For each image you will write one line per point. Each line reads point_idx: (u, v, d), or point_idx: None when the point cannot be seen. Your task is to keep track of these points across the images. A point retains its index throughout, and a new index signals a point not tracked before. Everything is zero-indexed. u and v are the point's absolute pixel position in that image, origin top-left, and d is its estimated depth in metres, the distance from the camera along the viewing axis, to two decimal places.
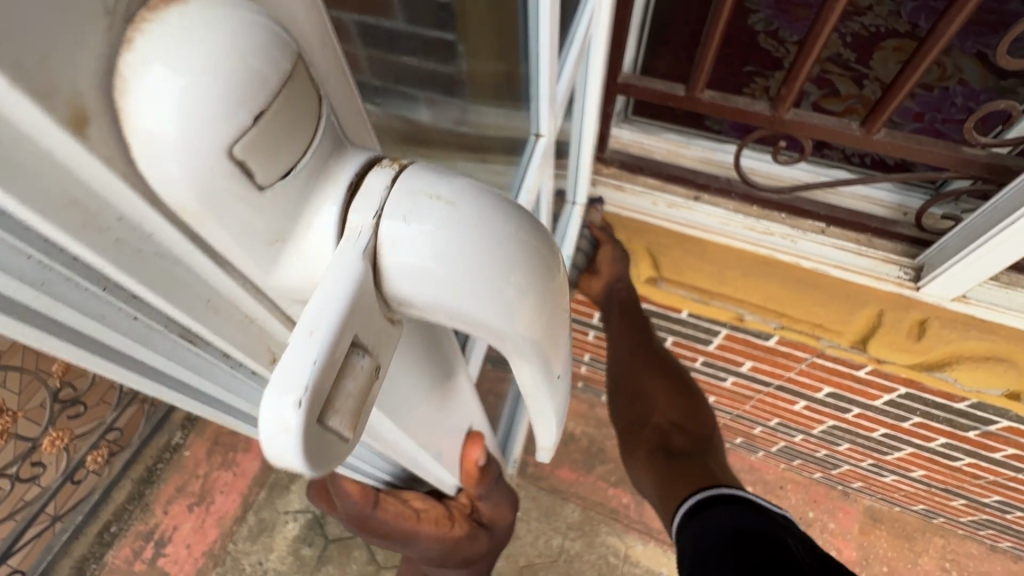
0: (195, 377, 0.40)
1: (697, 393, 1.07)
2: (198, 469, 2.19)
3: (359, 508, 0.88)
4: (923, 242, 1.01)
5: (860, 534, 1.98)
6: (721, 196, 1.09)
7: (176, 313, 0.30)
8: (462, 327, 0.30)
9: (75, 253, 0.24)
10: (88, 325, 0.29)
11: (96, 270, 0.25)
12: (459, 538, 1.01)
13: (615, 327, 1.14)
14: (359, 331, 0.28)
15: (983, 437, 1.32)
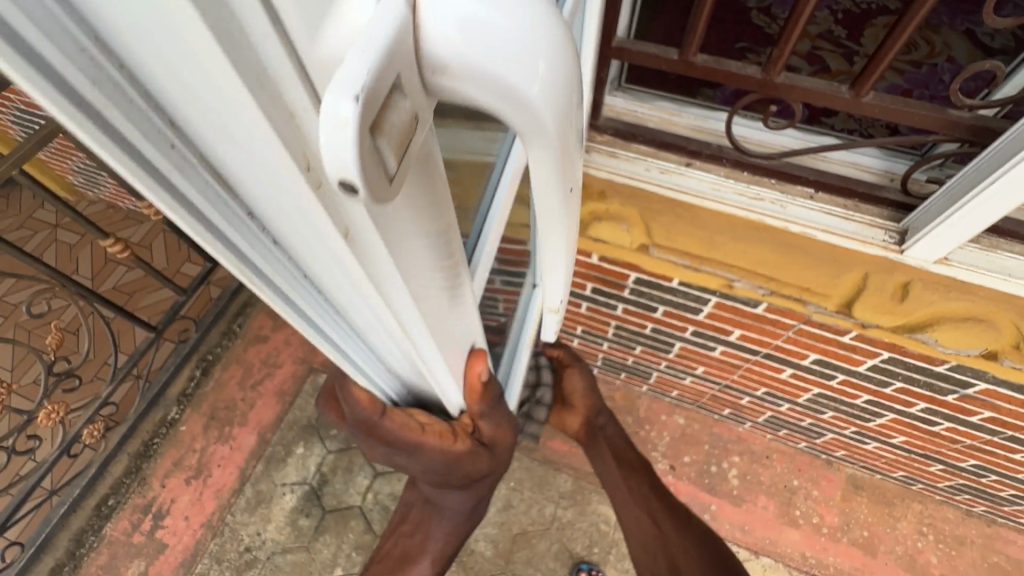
0: (227, 194, 0.39)
1: (705, 530, 1.37)
2: (194, 444, 2.23)
3: (366, 413, 0.82)
4: (907, 207, 1.03)
5: (842, 501, 2.05)
6: (713, 162, 1.11)
7: (230, 94, 0.29)
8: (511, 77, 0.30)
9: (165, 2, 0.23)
10: (123, 80, 0.28)
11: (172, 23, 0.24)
12: (458, 456, 0.95)
13: (630, 496, 1.42)
14: (403, 70, 0.27)
15: (961, 401, 1.36)
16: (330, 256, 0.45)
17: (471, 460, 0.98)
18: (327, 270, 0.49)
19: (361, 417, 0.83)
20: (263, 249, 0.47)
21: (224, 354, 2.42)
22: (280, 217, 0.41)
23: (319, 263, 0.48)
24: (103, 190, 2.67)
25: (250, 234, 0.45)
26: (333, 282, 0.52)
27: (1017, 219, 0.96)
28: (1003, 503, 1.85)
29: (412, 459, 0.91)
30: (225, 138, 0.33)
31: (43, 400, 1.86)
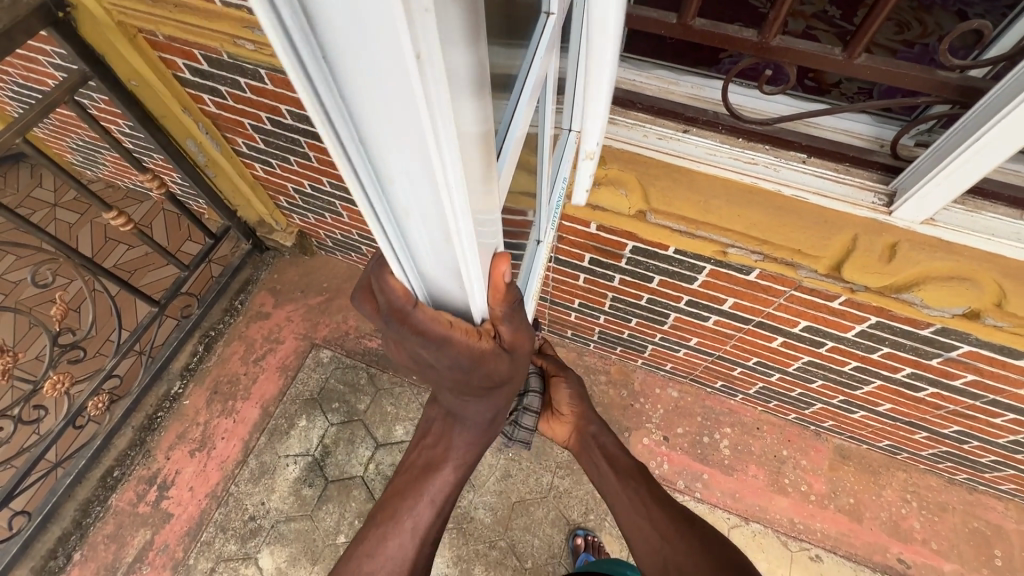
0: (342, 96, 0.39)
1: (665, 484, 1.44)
2: (198, 417, 2.28)
3: (399, 301, 0.67)
4: (896, 169, 1.08)
5: (829, 470, 2.12)
6: (709, 128, 1.15)
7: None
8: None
9: None
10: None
11: None
12: (492, 362, 0.79)
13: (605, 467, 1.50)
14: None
15: (945, 365, 1.41)
16: (396, 83, 0.36)
17: (503, 371, 0.83)
18: (386, 115, 0.40)
19: (390, 301, 0.68)
20: (315, 81, 0.37)
21: (227, 331, 2.46)
22: (354, 32, 0.33)
23: (381, 103, 0.39)
24: (101, 169, 2.67)
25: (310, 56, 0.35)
26: (386, 137, 0.42)
27: (999, 182, 1.02)
28: (983, 470, 1.92)
29: (440, 362, 0.75)
30: None
31: (48, 370, 1.88)
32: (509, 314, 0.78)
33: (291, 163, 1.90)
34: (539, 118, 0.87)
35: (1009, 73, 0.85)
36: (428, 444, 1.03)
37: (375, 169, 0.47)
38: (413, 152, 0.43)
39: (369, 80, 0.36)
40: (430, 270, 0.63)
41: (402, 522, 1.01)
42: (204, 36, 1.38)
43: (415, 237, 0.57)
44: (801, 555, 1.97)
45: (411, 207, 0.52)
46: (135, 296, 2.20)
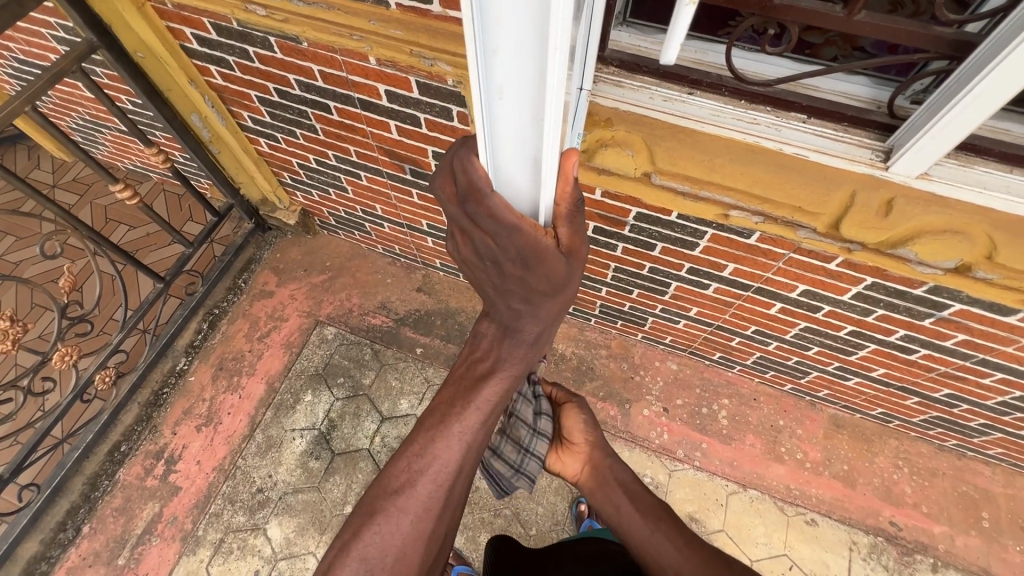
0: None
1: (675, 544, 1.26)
2: (203, 394, 2.30)
3: (479, 182, 0.68)
4: (892, 128, 1.13)
5: (824, 438, 2.18)
6: (713, 91, 1.19)
7: None
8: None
9: None
10: None
11: None
12: (552, 262, 0.77)
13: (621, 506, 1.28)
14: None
15: (937, 324, 1.46)
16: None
17: (562, 276, 0.79)
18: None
19: (469, 181, 0.68)
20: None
21: (230, 309, 2.48)
22: None
23: None
24: (102, 149, 2.66)
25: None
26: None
27: (990, 139, 1.06)
28: (972, 435, 1.99)
29: (504, 257, 0.75)
30: None
31: (56, 342, 1.89)
32: (568, 213, 0.81)
33: (295, 137, 1.91)
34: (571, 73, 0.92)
35: (999, 27, 0.90)
36: (478, 357, 0.89)
37: (485, 39, 0.53)
38: (528, 11, 0.49)
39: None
40: (508, 157, 0.69)
41: (450, 426, 0.84)
42: (214, 3, 1.39)
43: (503, 117, 0.63)
44: (797, 519, 2.03)
45: (509, 80, 0.57)
46: (140, 272, 2.21)
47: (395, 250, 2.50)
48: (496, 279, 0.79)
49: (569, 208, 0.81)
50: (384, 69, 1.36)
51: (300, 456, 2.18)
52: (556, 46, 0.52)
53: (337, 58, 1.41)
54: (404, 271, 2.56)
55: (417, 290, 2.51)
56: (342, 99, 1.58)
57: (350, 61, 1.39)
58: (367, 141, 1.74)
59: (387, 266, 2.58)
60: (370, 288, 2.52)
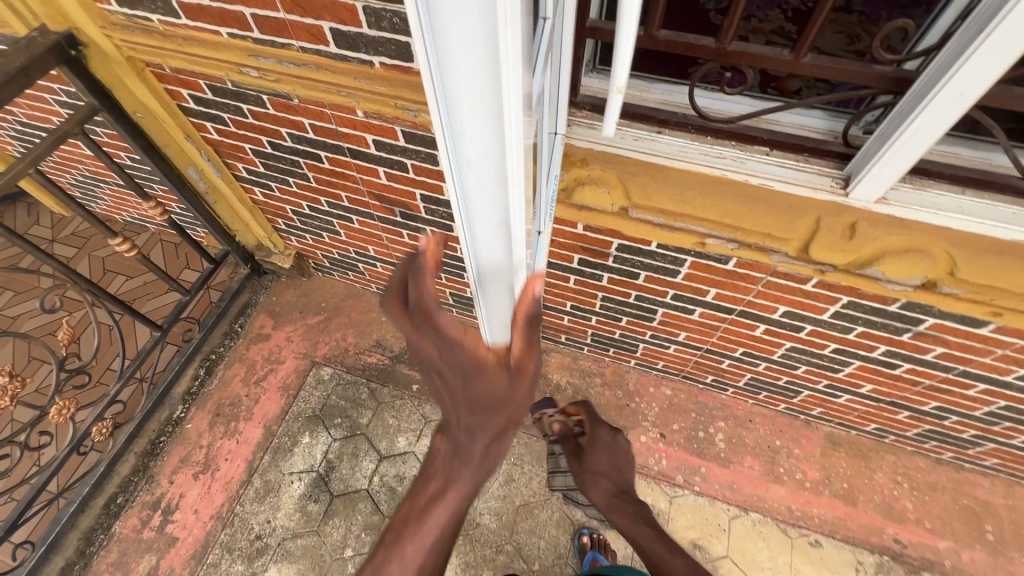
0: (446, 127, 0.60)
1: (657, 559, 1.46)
2: (201, 440, 2.30)
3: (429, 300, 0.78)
4: (849, 157, 1.20)
5: (822, 456, 2.19)
6: (680, 129, 1.27)
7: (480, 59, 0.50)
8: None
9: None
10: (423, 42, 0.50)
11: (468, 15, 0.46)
12: (494, 377, 0.82)
13: None
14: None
15: (915, 339, 1.50)
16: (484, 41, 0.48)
17: (504, 392, 0.85)
18: (477, 141, 0.60)
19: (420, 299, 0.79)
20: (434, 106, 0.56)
21: (228, 354, 2.51)
22: (461, 86, 0.53)
23: (473, 132, 0.59)
24: (100, 203, 2.73)
25: (421, 14, 0.48)
26: (476, 146, 0.60)
27: (940, 163, 1.14)
28: (966, 446, 2.01)
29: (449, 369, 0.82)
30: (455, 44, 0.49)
31: (54, 396, 1.90)
32: (524, 326, 0.84)
33: (289, 185, 1.99)
34: (540, 113, 0.96)
35: (932, 64, 0.98)
36: (430, 475, 0.97)
37: (462, 179, 0.67)
38: (486, 104, 0.55)
39: (460, 45, 0.49)
40: (486, 258, 0.82)
41: (405, 549, 0.93)
42: (210, 66, 1.48)
43: (470, 187, 0.69)
44: (801, 541, 2.02)
45: (475, 159, 0.64)
46: (139, 322, 2.24)
47: None
48: (446, 390, 0.87)
49: (526, 320, 0.84)
50: (371, 121, 1.44)
51: (298, 500, 2.17)
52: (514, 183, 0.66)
53: (326, 112, 1.49)
54: None
55: None
56: (332, 149, 1.66)
57: (339, 115, 1.47)
58: (358, 186, 1.82)
59: None
60: (365, 327, 2.56)
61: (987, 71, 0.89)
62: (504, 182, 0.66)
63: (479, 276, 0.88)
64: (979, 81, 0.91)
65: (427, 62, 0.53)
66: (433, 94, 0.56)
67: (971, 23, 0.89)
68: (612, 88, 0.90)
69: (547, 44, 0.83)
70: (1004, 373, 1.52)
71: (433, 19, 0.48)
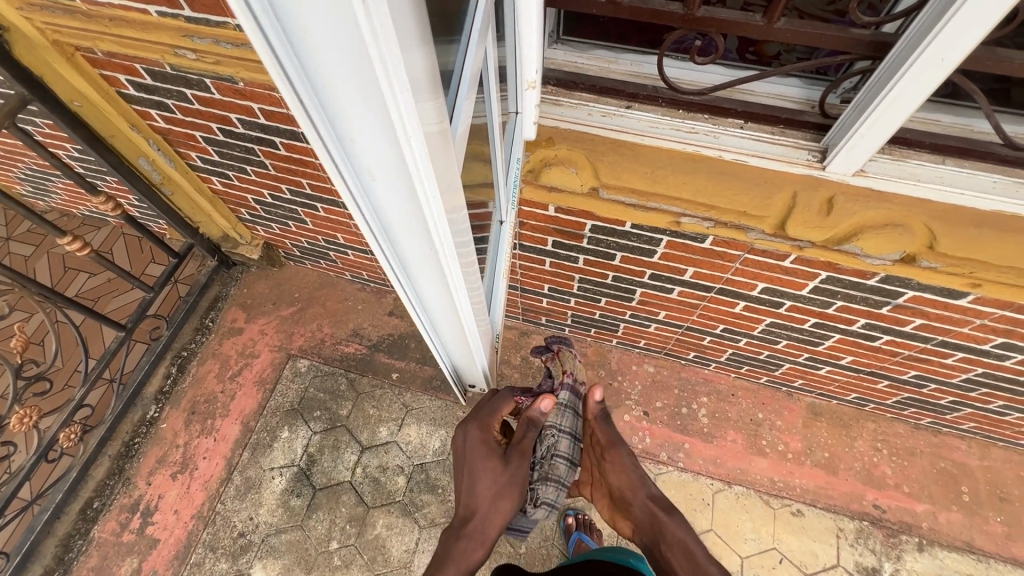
0: (345, 167, 0.56)
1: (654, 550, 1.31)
2: (177, 440, 2.24)
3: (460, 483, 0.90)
4: (826, 127, 1.15)
5: (803, 427, 2.20)
6: (650, 102, 1.20)
7: (371, 112, 0.47)
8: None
9: (345, 60, 0.41)
10: (307, 100, 0.46)
11: (347, 74, 0.43)
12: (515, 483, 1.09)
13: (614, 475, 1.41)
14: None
15: (894, 311, 1.48)
16: (350, 37, 0.39)
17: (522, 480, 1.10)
18: (383, 180, 0.57)
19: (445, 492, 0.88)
20: (329, 150, 0.52)
21: (200, 350, 2.43)
22: (355, 136, 0.50)
23: (378, 172, 0.56)
24: (54, 198, 2.60)
25: (264, 13, 0.37)
26: (381, 183, 0.58)
27: (919, 131, 1.10)
28: (944, 412, 2.02)
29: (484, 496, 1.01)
30: (341, 98, 0.46)
31: (13, 405, 1.82)
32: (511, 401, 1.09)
33: (248, 174, 1.88)
34: (484, 83, 0.88)
35: (910, 28, 0.92)
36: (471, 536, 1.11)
37: (375, 211, 0.64)
38: (375, 116, 0.47)
39: (329, 52, 0.41)
40: (417, 271, 0.81)
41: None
42: (144, 49, 1.37)
43: (382, 203, 0.62)
44: (783, 511, 2.04)
45: (379, 169, 0.55)
46: (101, 323, 2.15)
47: (363, 276, 2.48)
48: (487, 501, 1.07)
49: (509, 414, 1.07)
50: None
51: (281, 495, 2.13)
52: (430, 213, 0.64)
53: (276, 95, 1.39)
54: (374, 296, 2.54)
55: (389, 314, 2.49)
56: (287, 134, 1.56)
57: None
58: (319, 173, 1.72)
59: (356, 292, 2.55)
60: (341, 317, 2.49)
61: (970, 33, 0.83)
62: (415, 189, 0.58)
63: (412, 286, 0.87)
64: (961, 46, 0.85)
65: (291, 68, 0.43)
66: (309, 103, 0.46)
67: None
68: (525, 82, 1.07)
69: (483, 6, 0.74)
70: (982, 342, 1.51)
71: (284, 20, 0.38)
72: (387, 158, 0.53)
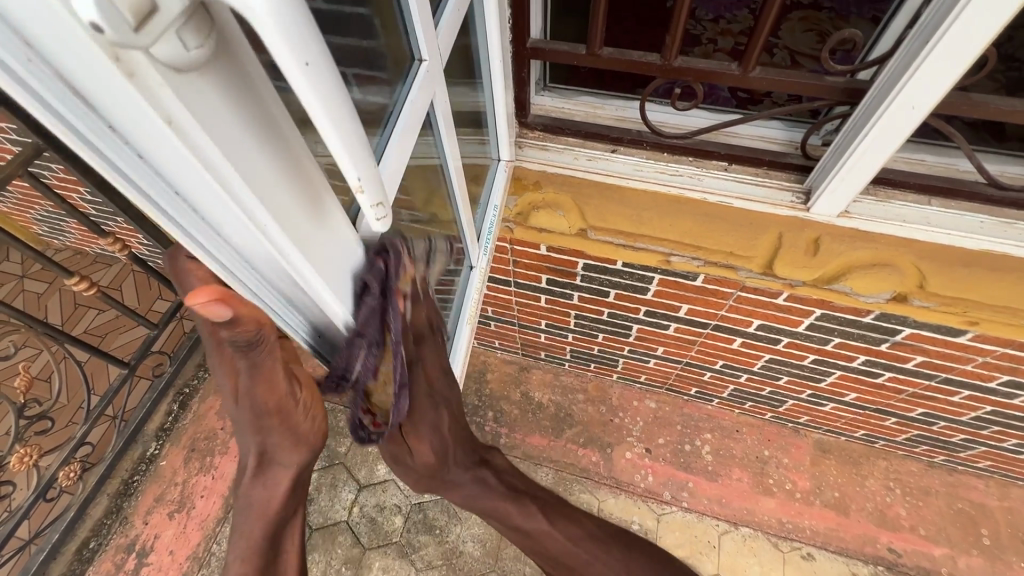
0: (200, 238, 0.55)
1: None
2: (176, 477, 2.22)
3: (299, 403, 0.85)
4: (809, 169, 1.15)
5: (811, 465, 2.13)
6: (635, 146, 1.22)
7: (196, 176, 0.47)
8: (255, 1, 0.35)
9: (151, 135, 0.42)
10: (133, 171, 0.46)
11: (157, 146, 0.43)
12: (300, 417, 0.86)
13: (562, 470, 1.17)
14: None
15: (893, 348, 1.45)
16: (129, 98, 0.38)
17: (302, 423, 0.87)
18: (239, 240, 0.57)
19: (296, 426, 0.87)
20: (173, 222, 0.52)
21: (202, 386, 2.44)
22: (194, 201, 0.50)
23: (228, 233, 0.55)
24: (68, 236, 2.70)
25: (89, 118, 0.40)
26: (238, 245, 0.57)
27: (904, 171, 1.10)
28: (958, 450, 1.95)
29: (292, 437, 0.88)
30: (164, 167, 0.46)
31: (14, 445, 1.84)
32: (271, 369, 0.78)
33: None
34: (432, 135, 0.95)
35: (882, 74, 0.93)
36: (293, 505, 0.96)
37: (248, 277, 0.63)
38: (204, 179, 0.47)
39: (131, 124, 0.41)
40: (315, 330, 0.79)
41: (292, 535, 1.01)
42: None
43: (254, 264, 0.62)
44: (793, 554, 1.96)
45: (242, 243, 0.57)
46: (105, 361, 2.18)
47: None
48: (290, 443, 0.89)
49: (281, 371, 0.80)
50: None
51: None
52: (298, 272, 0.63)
53: None
54: None
55: None
56: None
57: None
58: None
59: None
60: None
61: (941, 80, 0.85)
62: (284, 261, 0.61)
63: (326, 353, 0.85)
64: (932, 92, 0.87)
65: (100, 140, 0.42)
66: (157, 194, 0.48)
67: (919, 31, 0.84)
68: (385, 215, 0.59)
69: (422, 81, 0.83)
70: (988, 380, 1.47)
71: (78, 97, 0.39)
72: (231, 216, 0.53)
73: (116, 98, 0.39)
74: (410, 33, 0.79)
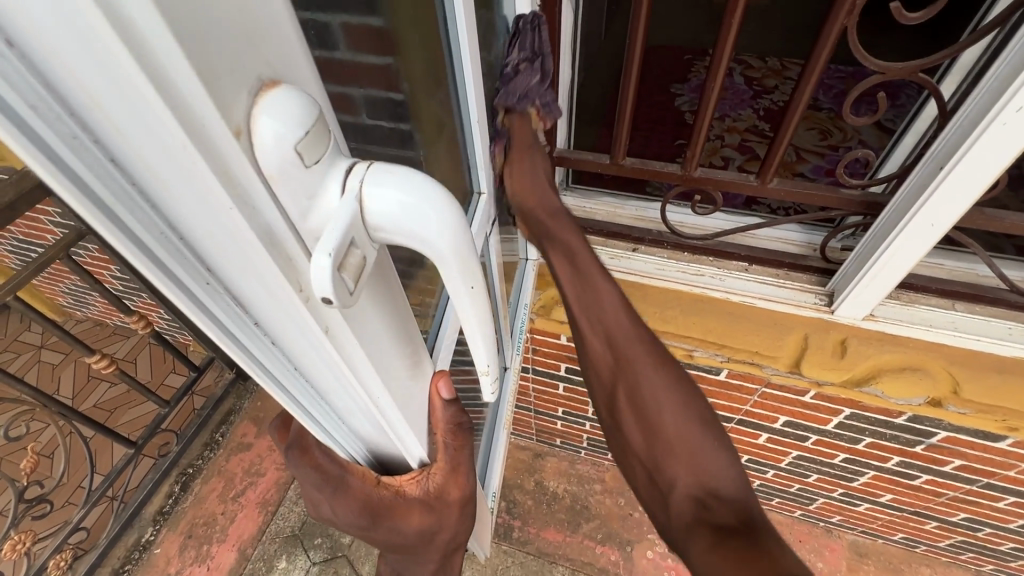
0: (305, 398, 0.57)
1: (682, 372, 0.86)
2: (169, 568, 2.09)
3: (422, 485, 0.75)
4: (830, 272, 1.18)
5: (848, 571, 1.97)
6: (656, 246, 1.26)
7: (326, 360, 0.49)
8: (441, 243, 0.41)
9: (298, 332, 0.45)
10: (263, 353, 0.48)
11: (301, 339, 0.46)
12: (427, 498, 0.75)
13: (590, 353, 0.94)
14: (357, 234, 0.37)
15: (929, 450, 1.39)
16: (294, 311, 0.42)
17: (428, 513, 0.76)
18: (342, 401, 0.58)
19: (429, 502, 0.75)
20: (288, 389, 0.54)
21: (206, 466, 2.35)
22: (312, 374, 0.53)
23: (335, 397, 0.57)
24: (92, 308, 2.76)
25: (236, 318, 0.44)
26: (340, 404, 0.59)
27: (925, 276, 1.12)
28: (1007, 559, 1.81)
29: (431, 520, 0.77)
30: (295, 350, 0.49)
31: (10, 530, 1.76)
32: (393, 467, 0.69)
33: None
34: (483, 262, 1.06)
35: (898, 192, 0.97)
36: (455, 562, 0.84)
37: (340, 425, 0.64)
38: (328, 361, 0.50)
39: (282, 323, 0.44)
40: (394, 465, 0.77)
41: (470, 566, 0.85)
42: None
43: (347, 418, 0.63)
44: None
45: (343, 403, 0.59)
46: (112, 439, 2.12)
47: None
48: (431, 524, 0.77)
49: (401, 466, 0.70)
50: None
51: None
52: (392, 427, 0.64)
53: None
54: None
55: None
56: None
57: None
58: None
59: None
60: None
61: (957, 202, 0.88)
62: (381, 422, 0.62)
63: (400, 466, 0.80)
64: (949, 211, 0.90)
65: (245, 334, 0.46)
66: (276, 368, 0.51)
67: (930, 157, 0.90)
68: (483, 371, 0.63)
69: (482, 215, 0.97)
70: None
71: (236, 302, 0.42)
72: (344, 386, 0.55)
73: (278, 308, 0.42)
74: (473, 175, 0.95)
